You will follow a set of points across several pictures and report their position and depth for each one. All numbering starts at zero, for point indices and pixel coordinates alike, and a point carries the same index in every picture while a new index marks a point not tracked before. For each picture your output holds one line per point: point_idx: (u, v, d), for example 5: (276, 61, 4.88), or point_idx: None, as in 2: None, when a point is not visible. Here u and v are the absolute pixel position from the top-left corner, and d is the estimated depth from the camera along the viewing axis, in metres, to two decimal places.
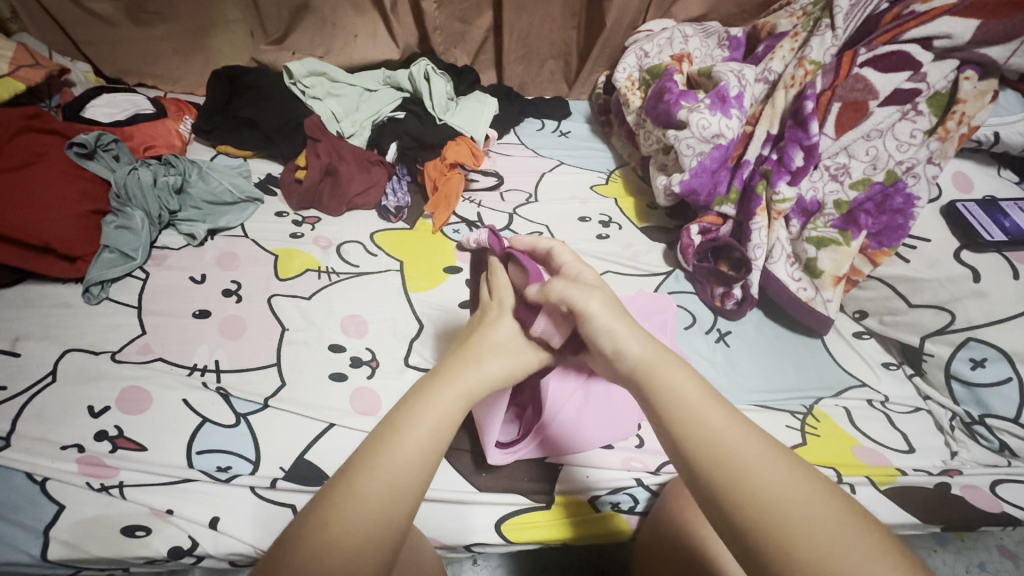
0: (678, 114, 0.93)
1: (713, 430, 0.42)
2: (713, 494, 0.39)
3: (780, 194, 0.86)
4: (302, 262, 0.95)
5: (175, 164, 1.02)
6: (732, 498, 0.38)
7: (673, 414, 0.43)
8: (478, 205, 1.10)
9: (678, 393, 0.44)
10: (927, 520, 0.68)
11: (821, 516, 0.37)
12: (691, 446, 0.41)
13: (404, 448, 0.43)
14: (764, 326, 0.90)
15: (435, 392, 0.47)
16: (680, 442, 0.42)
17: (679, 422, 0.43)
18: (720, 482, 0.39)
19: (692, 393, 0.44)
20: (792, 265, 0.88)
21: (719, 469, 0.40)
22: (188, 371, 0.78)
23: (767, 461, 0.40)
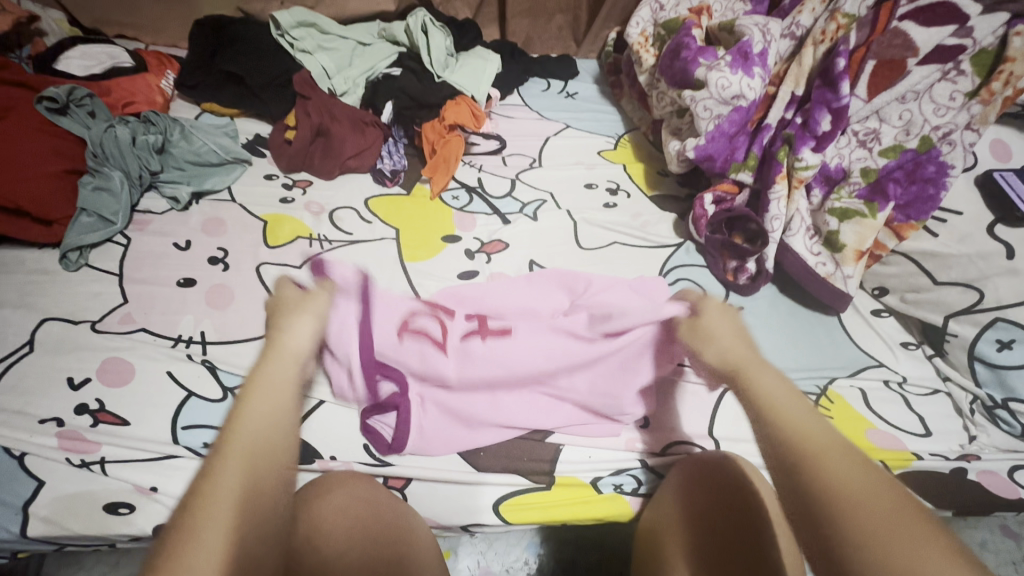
0: (695, 73, 0.86)
1: (808, 425, 0.44)
2: (805, 473, 0.41)
3: (803, 160, 0.80)
4: (293, 229, 0.91)
5: (155, 122, 0.95)
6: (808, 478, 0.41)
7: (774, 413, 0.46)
8: (479, 170, 1.04)
9: (770, 395, 0.48)
10: (938, 505, 0.67)
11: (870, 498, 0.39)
12: (786, 433, 0.44)
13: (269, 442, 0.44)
14: (778, 302, 0.85)
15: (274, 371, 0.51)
16: (777, 432, 0.44)
17: (769, 412, 0.46)
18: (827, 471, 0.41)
19: (794, 404, 0.47)
20: (812, 238, 0.83)
21: (811, 457, 0.42)
22: (172, 343, 0.74)
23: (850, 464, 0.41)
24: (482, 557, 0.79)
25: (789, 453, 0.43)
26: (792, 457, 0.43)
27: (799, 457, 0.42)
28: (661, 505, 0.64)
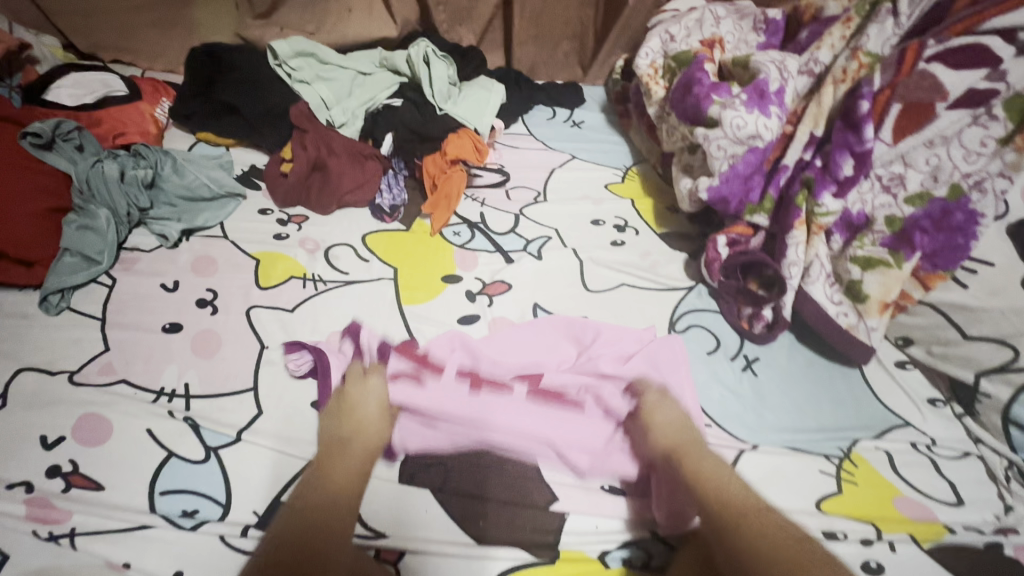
0: (707, 110, 0.82)
1: (736, 495, 0.61)
2: (734, 532, 0.57)
3: (824, 206, 0.76)
4: (286, 268, 0.87)
5: (144, 155, 0.92)
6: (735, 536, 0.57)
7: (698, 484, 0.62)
8: (482, 204, 1.00)
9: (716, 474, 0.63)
10: None
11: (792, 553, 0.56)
12: (713, 498, 0.60)
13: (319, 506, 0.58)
14: (796, 352, 0.81)
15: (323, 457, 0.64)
16: (709, 500, 0.60)
17: (705, 483, 0.62)
18: (742, 532, 0.57)
19: (710, 471, 0.63)
20: (832, 285, 0.78)
21: (736, 518, 0.58)
22: (155, 397, 0.70)
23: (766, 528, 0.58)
24: None
25: (720, 515, 0.59)
26: (722, 517, 0.58)
27: (724, 518, 0.58)
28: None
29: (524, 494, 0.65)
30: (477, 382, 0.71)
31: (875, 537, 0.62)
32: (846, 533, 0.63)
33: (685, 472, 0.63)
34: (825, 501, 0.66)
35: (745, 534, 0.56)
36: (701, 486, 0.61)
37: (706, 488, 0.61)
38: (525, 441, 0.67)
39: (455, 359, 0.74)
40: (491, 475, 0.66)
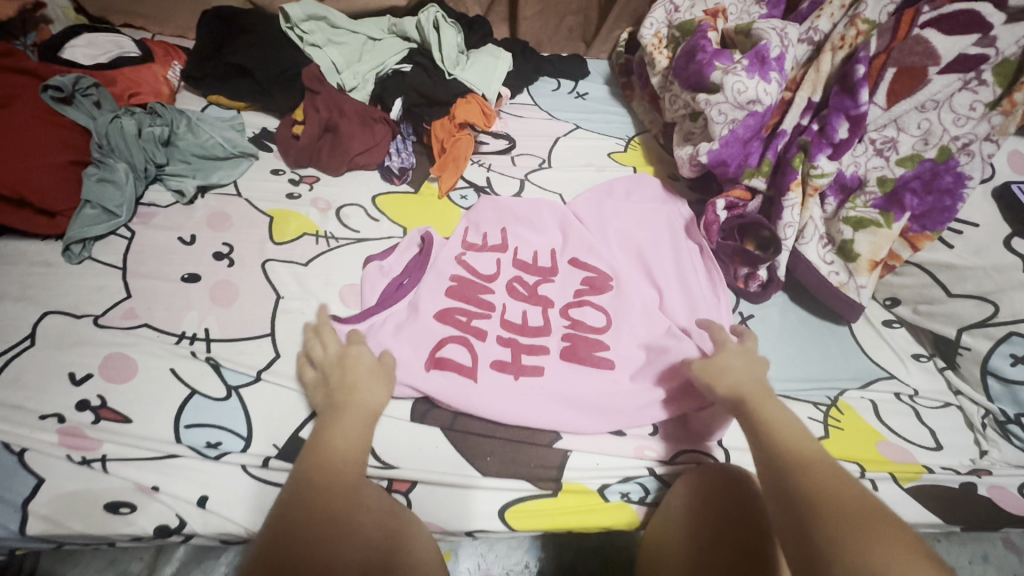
0: (711, 77, 0.85)
1: (796, 437, 0.56)
2: (799, 484, 0.50)
3: (818, 168, 0.79)
4: (299, 225, 0.90)
5: (161, 114, 0.93)
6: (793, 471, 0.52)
7: (767, 429, 0.57)
8: (488, 169, 1.04)
9: (776, 420, 0.58)
10: (946, 519, 0.66)
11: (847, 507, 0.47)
12: (784, 450, 0.54)
13: (326, 455, 0.56)
14: (789, 311, 0.84)
15: (359, 391, 0.63)
16: (769, 439, 0.56)
17: (769, 429, 0.57)
18: (804, 480, 0.50)
19: (789, 426, 0.57)
20: (825, 246, 0.82)
21: (800, 472, 0.51)
22: (176, 340, 0.73)
23: (829, 474, 0.51)
24: (483, 559, 0.77)
25: (787, 467, 0.53)
26: (800, 514, 0.48)
27: (801, 514, 0.48)
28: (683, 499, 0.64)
29: (527, 432, 0.69)
30: (530, 295, 0.81)
31: (858, 475, 0.67)
32: None
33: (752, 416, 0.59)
34: None
35: (814, 477, 0.51)
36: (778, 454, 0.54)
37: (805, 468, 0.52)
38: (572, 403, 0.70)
39: (500, 301, 0.79)
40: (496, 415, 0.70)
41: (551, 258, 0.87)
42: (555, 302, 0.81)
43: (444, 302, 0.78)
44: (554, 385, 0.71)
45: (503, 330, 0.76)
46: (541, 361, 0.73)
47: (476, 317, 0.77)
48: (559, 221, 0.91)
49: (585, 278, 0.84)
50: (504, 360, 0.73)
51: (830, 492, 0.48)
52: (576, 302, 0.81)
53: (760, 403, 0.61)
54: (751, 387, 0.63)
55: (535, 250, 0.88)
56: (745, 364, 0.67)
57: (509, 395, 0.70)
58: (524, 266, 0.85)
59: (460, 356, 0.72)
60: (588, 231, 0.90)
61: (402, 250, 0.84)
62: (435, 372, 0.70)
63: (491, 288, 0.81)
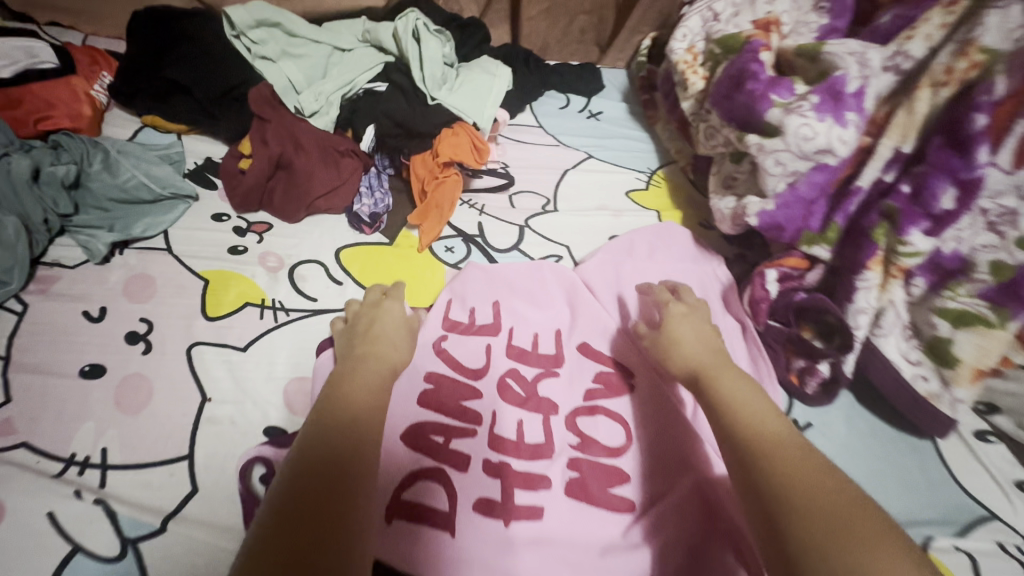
0: (766, 113, 0.66)
1: (758, 409, 0.48)
2: (760, 470, 0.43)
3: (910, 244, 0.60)
4: (239, 293, 0.72)
5: (66, 147, 0.75)
6: (760, 455, 0.44)
7: (726, 410, 0.49)
8: (481, 212, 0.85)
9: (739, 400, 0.50)
10: None
11: (830, 494, 0.40)
12: (743, 432, 0.46)
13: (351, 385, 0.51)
14: (857, 418, 0.67)
15: (375, 340, 0.59)
16: (728, 421, 0.48)
17: (732, 413, 0.48)
18: (768, 468, 0.43)
19: (749, 399, 0.49)
20: (909, 339, 0.63)
21: (762, 451, 0.44)
22: (60, 469, 0.55)
23: (800, 454, 0.43)
24: None
25: (747, 450, 0.45)
26: (772, 501, 0.41)
27: (771, 500, 0.41)
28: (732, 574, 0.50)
29: None
30: (528, 399, 0.64)
31: None
32: None
33: (715, 397, 0.51)
34: None
35: (779, 462, 0.43)
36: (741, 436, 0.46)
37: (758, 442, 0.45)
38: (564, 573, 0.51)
39: (489, 407, 0.62)
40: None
41: (554, 343, 0.69)
42: (559, 408, 0.64)
43: (415, 415, 0.60)
44: (551, 527, 0.54)
45: (492, 452, 0.59)
46: (539, 498, 0.56)
47: (458, 436, 0.59)
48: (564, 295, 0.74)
49: (593, 374, 0.67)
50: (492, 498, 0.55)
51: (808, 485, 0.40)
52: (583, 407, 0.64)
53: (715, 375, 0.53)
54: (703, 362, 0.56)
55: (534, 332, 0.70)
56: (697, 334, 0.61)
57: (498, 553, 0.52)
58: (521, 355, 0.67)
59: (435, 497, 0.54)
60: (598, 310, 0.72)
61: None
62: (398, 525, 0.52)
63: (478, 390, 0.63)
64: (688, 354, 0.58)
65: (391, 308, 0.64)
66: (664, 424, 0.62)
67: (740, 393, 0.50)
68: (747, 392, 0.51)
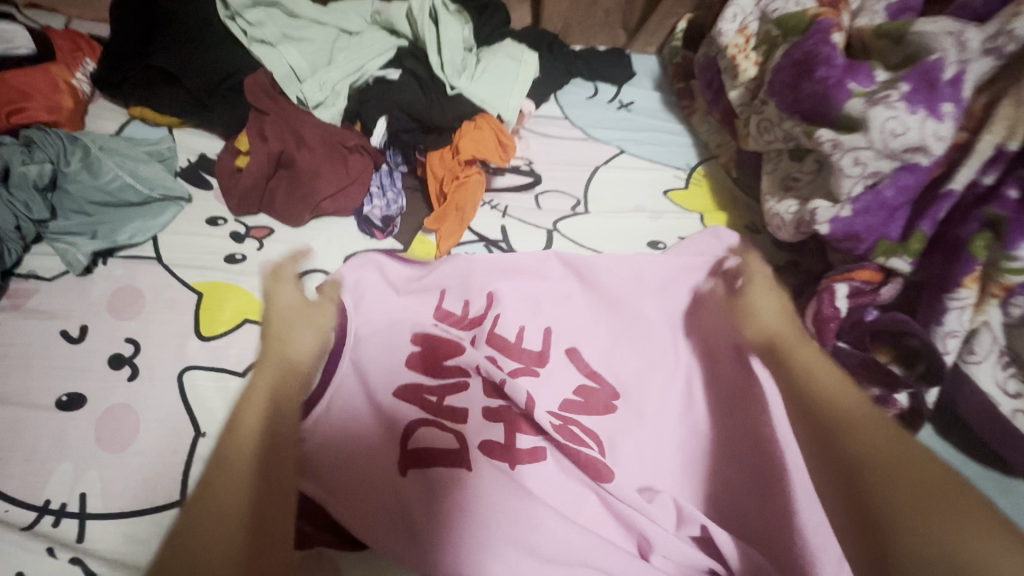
0: (843, 104, 0.57)
1: (841, 390, 0.51)
2: (840, 441, 0.48)
3: (1019, 259, 0.51)
4: (236, 308, 0.64)
5: (40, 143, 0.66)
6: (842, 439, 0.47)
7: (806, 376, 0.53)
8: (504, 215, 0.77)
9: (814, 368, 0.53)
10: None
11: (924, 480, 0.42)
12: (814, 394, 0.51)
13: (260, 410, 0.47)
14: (939, 453, 0.58)
15: (288, 339, 0.57)
16: (809, 398, 0.51)
17: (807, 378, 0.53)
18: (852, 442, 0.47)
19: (827, 371, 0.53)
20: (1005, 365, 0.55)
21: (842, 432, 0.47)
22: (33, 517, 0.48)
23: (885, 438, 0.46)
24: None
25: (827, 424, 0.49)
26: (846, 473, 0.46)
27: (854, 476, 0.45)
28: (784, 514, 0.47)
29: None
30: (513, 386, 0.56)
31: None
32: None
33: (787, 364, 0.55)
34: None
35: (862, 442, 0.46)
36: (803, 383, 0.53)
37: (847, 415, 0.48)
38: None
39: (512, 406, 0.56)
40: None
41: (596, 362, 0.63)
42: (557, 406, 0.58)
43: (405, 377, 0.57)
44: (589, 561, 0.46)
45: (492, 400, 0.56)
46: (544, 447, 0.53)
47: (452, 393, 0.56)
48: (598, 309, 0.67)
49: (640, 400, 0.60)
50: (497, 441, 0.52)
51: (905, 463, 0.43)
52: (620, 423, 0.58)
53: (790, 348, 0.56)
54: (770, 335, 0.58)
55: (533, 313, 0.65)
56: (774, 316, 0.60)
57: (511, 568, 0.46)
58: (506, 346, 0.61)
59: (439, 441, 0.52)
60: (643, 327, 0.65)
61: (358, 303, 0.62)
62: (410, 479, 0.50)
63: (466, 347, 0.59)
64: (761, 327, 0.59)
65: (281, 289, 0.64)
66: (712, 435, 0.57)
67: (812, 359, 0.54)
68: (823, 364, 0.54)
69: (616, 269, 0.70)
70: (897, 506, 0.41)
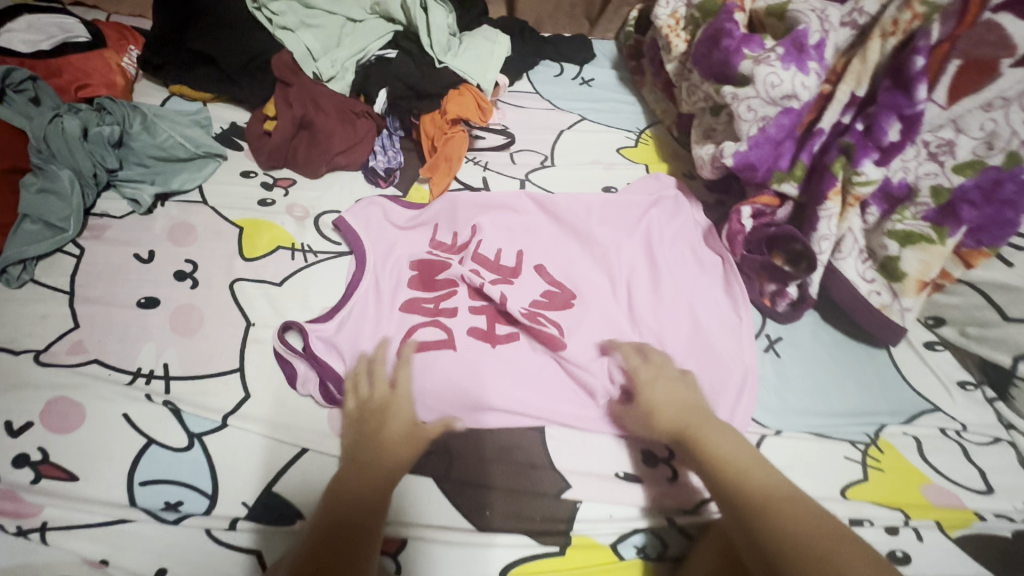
0: (739, 66, 0.74)
1: (763, 479, 0.51)
2: (757, 525, 0.47)
3: (863, 174, 0.69)
4: (272, 237, 0.80)
5: (109, 109, 0.82)
6: (747, 504, 0.49)
7: (725, 474, 0.52)
8: (484, 168, 0.93)
9: (722, 453, 0.54)
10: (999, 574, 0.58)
11: (814, 533, 0.46)
12: (740, 494, 0.50)
13: (377, 464, 0.55)
14: (822, 332, 0.76)
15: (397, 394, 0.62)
16: (729, 492, 0.51)
17: (715, 461, 0.54)
18: (766, 521, 0.47)
19: (737, 454, 0.54)
20: (865, 261, 0.73)
21: (760, 512, 0.48)
22: (130, 379, 0.64)
23: (785, 498, 0.49)
24: None
25: (736, 503, 0.50)
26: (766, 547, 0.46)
27: (775, 557, 0.45)
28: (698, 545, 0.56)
29: (534, 483, 0.60)
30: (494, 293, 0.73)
31: (900, 525, 0.60)
32: (873, 521, 0.60)
33: (701, 455, 0.55)
34: (850, 488, 0.63)
35: (782, 524, 0.47)
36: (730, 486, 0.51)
37: (736, 485, 0.51)
38: (528, 416, 0.64)
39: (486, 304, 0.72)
40: (499, 462, 0.61)
41: (558, 270, 0.78)
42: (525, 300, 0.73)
43: (409, 291, 0.73)
44: (544, 404, 0.64)
45: (475, 302, 0.72)
46: (516, 332, 0.69)
47: (444, 299, 0.72)
48: (561, 232, 0.83)
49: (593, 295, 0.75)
50: (482, 329, 0.69)
51: (789, 523, 0.47)
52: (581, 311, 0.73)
53: (701, 437, 0.56)
54: (682, 415, 0.59)
55: (508, 238, 0.81)
56: (679, 393, 0.62)
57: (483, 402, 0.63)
58: (484, 261, 0.77)
59: (430, 333, 0.68)
60: (597, 243, 0.80)
61: (368, 236, 0.79)
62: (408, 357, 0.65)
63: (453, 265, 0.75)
64: (676, 410, 0.60)
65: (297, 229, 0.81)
66: (647, 321, 0.72)
67: (730, 448, 0.55)
68: (741, 452, 0.54)
69: (574, 203, 0.86)
70: (779, 557, 0.45)
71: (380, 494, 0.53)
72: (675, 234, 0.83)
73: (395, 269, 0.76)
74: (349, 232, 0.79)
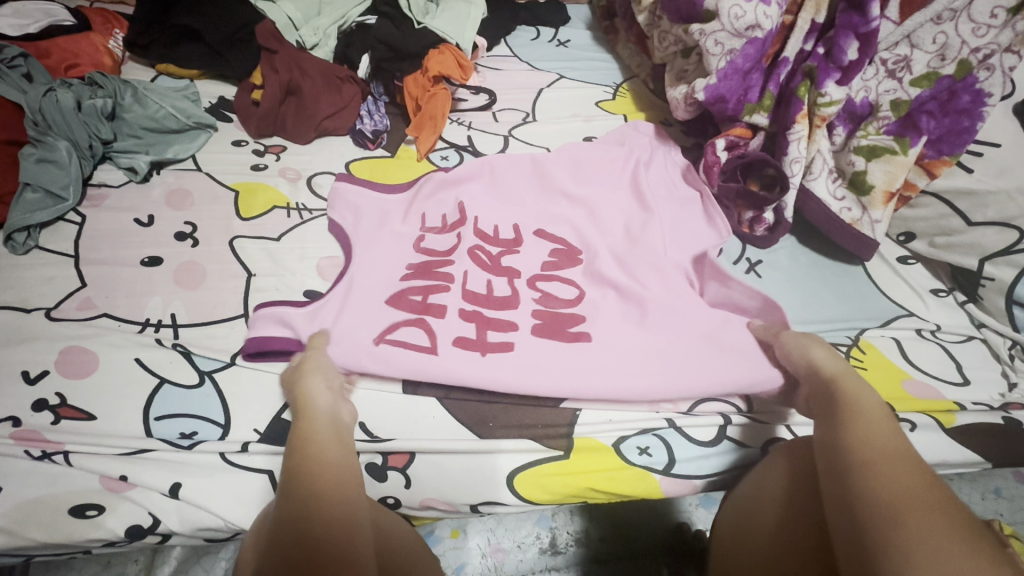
0: (704, 3, 0.75)
1: (879, 432, 0.47)
2: (856, 471, 0.45)
3: (826, 95, 0.73)
4: (267, 198, 0.82)
5: (102, 84, 0.85)
6: (855, 447, 0.47)
7: (848, 419, 0.49)
8: (469, 127, 0.96)
9: (856, 399, 0.51)
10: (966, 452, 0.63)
11: (905, 485, 0.42)
12: (854, 439, 0.47)
13: (321, 448, 0.50)
14: (798, 253, 0.80)
15: (304, 382, 0.57)
16: (843, 435, 0.48)
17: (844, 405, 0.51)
18: (868, 471, 0.44)
19: (869, 407, 0.50)
20: (834, 181, 0.77)
21: (867, 461, 0.45)
22: (140, 329, 0.67)
23: (901, 456, 0.45)
24: (492, 534, 0.81)
25: (850, 447, 0.47)
26: (857, 493, 0.44)
27: (867, 503, 0.43)
28: (762, 475, 0.58)
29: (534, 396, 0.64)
30: (493, 265, 0.72)
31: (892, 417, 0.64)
32: None
33: (835, 401, 0.52)
34: None
35: (884, 475, 0.44)
36: (846, 432, 0.48)
37: (853, 434, 0.48)
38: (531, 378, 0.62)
39: (462, 268, 0.71)
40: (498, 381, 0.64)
41: (554, 227, 0.78)
42: (522, 272, 0.72)
43: (399, 285, 0.69)
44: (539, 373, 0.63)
45: (466, 303, 0.67)
46: (508, 311, 0.68)
47: (432, 289, 0.68)
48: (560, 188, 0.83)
49: (596, 261, 0.74)
50: (468, 336, 0.64)
51: (889, 480, 0.43)
52: (589, 274, 0.73)
53: (854, 395, 0.52)
54: (836, 370, 0.55)
55: (507, 205, 0.81)
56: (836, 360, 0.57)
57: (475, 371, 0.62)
58: (485, 236, 0.76)
59: (414, 331, 0.64)
60: (579, 204, 0.81)
61: (358, 215, 0.78)
62: (384, 348, 0.62)
63: (450, 259, 0.72)
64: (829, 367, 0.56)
65: (292, 188, 0.84)
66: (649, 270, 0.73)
67: (865, 397, 0.51)
68: (873, 404, 0.51)
69: (562, 162, 0.86)
70: (867, 517, 0.42)
71: (338, 497, 0.47)
72: (660, 183, 0.84)
73: (385, 228, 0.77)
74: (332, 210, 0.79)
